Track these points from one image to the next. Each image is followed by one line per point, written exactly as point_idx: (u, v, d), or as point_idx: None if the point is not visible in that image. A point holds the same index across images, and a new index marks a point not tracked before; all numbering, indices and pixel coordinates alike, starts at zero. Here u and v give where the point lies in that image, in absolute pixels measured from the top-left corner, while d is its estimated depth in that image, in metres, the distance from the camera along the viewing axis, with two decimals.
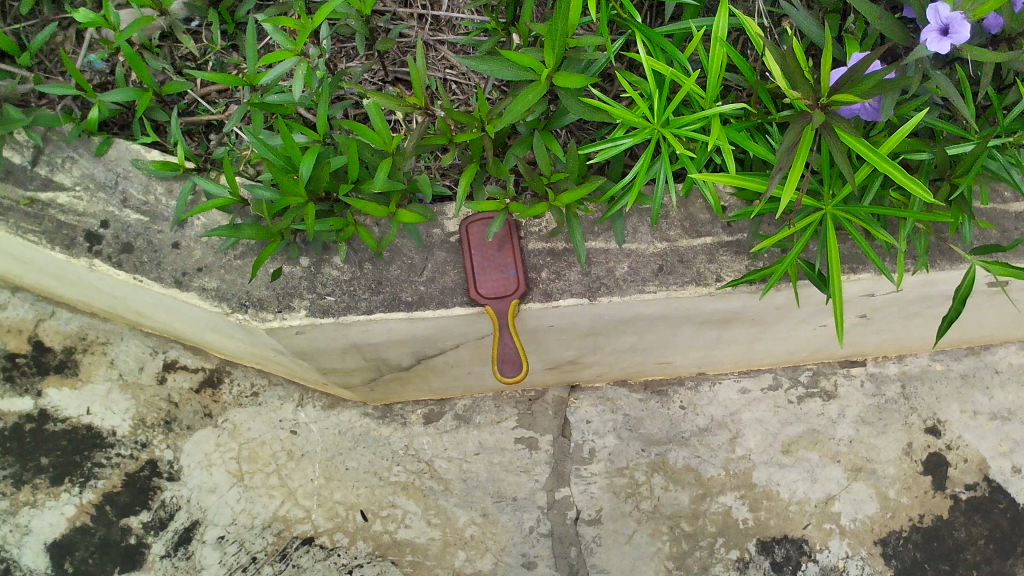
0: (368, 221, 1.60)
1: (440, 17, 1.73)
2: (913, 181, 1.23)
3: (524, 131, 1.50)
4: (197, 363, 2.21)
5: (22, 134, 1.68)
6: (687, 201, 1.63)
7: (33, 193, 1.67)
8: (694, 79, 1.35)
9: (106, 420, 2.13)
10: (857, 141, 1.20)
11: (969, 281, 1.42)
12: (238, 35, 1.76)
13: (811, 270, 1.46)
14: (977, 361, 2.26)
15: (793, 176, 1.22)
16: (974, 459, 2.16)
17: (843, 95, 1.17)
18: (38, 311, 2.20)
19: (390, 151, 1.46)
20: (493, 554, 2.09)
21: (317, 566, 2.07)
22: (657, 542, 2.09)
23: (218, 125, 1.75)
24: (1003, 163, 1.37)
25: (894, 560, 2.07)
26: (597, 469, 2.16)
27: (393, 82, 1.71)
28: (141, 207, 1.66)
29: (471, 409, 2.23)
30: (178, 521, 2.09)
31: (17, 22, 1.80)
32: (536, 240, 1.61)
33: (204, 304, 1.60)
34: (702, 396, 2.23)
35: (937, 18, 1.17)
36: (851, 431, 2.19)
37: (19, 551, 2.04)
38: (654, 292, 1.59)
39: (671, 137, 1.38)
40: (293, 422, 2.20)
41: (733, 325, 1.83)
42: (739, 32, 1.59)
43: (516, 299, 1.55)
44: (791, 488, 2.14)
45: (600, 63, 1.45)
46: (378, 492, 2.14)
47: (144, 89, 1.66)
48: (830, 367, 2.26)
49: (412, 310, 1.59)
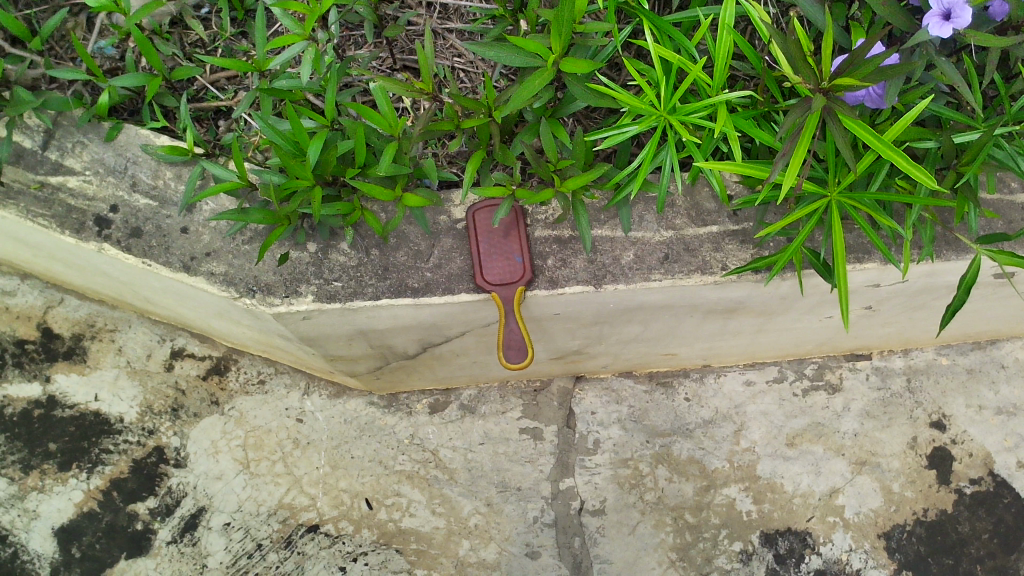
0: (375, 207, 1.61)
1: (448, 5, 1.74)
2: (918, 169, 1.23)
3: (531, 118, 1.51)
4: (204, 351, 2.22)
5: (33, 119, 1.70)
6: (693, 189, 1.63)
7: (44, 177, 1.69)
8: (700, 66, 1.36)
9: (114, 406, 2.15)
10: (860, 128, 1.22)
11: (975, 270, 1.40)
12: (247, 22, 1.78)
13: (816, 259, 1.46)
14: (983, 356, 2.25)
15: (795, 162, 1.22)
16: (979, 453, 2.16)
17: (843, 78, 1.17)
18: (47, 298, 2.22)
19: (397, 135, 1.48)
20: (497, 544, 2.10)
21: (322, 554, 2.09)
22: (660, 533, 2.10)
23: (227, 111, 1.76)
24: (1009, 152, 1.36)
25: (897, 553, 2.08)
26: (602, 460, 2.17)
27: (402, 69, 1.73)
28: (150, 192, 1.67)
29: (476, 399, 2.24)
30: (185, 507, 2.10)
31: (29, 8, 1.82)
32: (542, 228, 1.62)
33: (212, 289, 1.62)
34: (707, 388, 2.24)
35: (939, 3, 1.19)
36: (856, 424, 2.19)
37: (27, 536, 2.06)
38: (659, 280, 1.59)
39: (677, 124, 1.39)
40: (299, 410, 2.21)
41: (739, 314, 1.83)
42: (747, 22, 1.60)
43: (522, 286, 1.56)
44: (795, 481, 2.14)
45: (608, 50, 1.47)
46: (383, 481, 2.16)
47: (154, 74, 1.68)
48: (835, 360, 2.26)
49: (419, 296, 1.60)
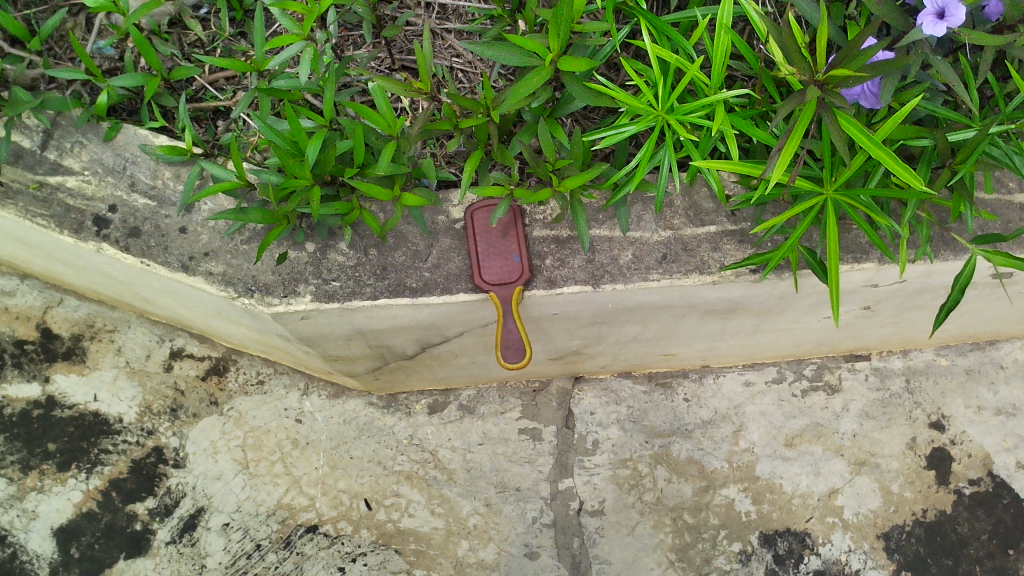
0: (373, 207, 1.61)
1: (447, 5, 1.74)
2: (908, 171, 1.24)
3: (529, 118, 1.51)
4: (203, 351, 2.22)
5: (32, 119, 1.70)
6: (691, 189, 1.63)
7: (42, 177, 1.69)
8: (698, 66, 1.36)
9: (113, 406, 2.15)
10: (853, 127, 1.22)
11: (970, 270, 1.40)
12: (246, 23, 1.78)
13: (814, 259, 1.46)
14: (983, 356, 2.25)
15: (787, 157, 1.22)
16: (978, 454, 2.16)
17: (837, 70, 1.18)
18: (47, 298, 2.22)
19: (395, 135, 1.48)
20: (496, 544, 2.10)
21: (321, 554, 2.08)
22: (659, 533, 2.10)
23: (226, 111, 1.76)
24: (1006, 150, 1.36)
25: (897, 554, 2.07)
26: (601, 460, 2.17)
27: (400, 69, 1.73)
28: (149, 192, 1.67)
29: (475, 399, 2.24)
30: (184, 508, 2.10)
31: (28, 8, 1.82)
32: (541, 227, 1.62)
33: (210, 288, 1.62)
34: (706, 389, 2.23)
35: (933, 2, 1.19)
36: (855, 425, 2.19)
37: (26, 536, 2.06)
38: (657, 280, 1.60)
39: (675, 124, 1.39)
40: (298, 410, 2.21)
41: (738, 314, 1.83)
42: (745, 22, 1.60)
43: (520, 286, 1.56)
44: (794, 482, 2.14)
45: (606, 50, 1.47)
46: (383, 481, 2.16)
47: (153, 74, 1.68)
48: (834, 361, 2.26)
49: (417, 295, 1.60)
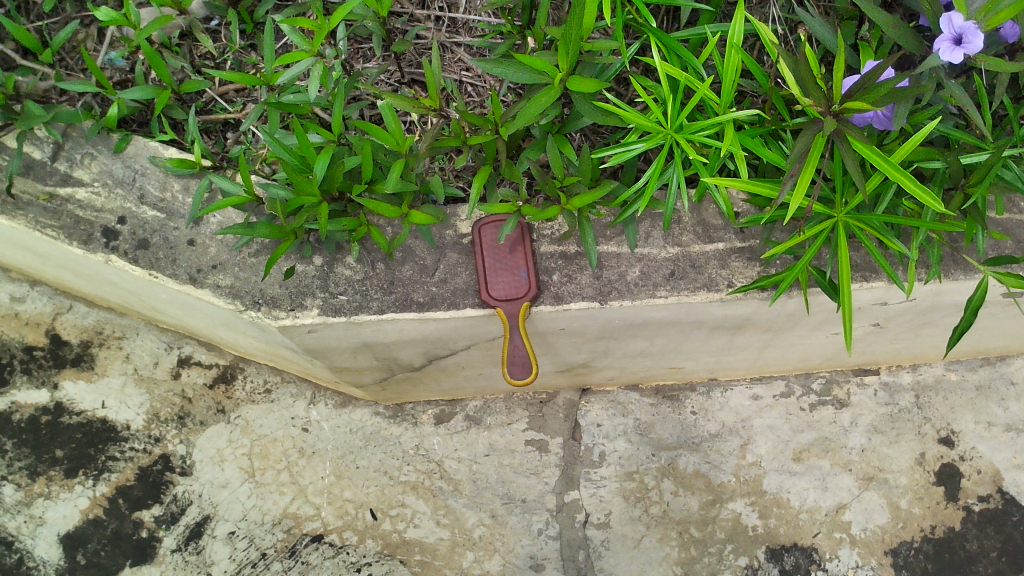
0: (381, 221, 1.61)
1: (457, 19, 1.75)
2: (925, 192, 1.23)
3: (538, 134, 1.52)
4: (211, 359, 2.23)
5: (43, 131, 1.72)
6: (700, 206, 1.63)
7: (53, 189, 1.70)
8: (708, 84, 1.35)
9: (120, 413, 2.16)
10: (867, 150, 1.22)
11: (981, 292, 1.40)
12: (257, 35, 1.78)
13: (822, 278, 1.46)
14: (992, 372, 2.24)
15: (802, 183, 1.22)
16: (988, 470, 2.14)
17: (854, 102, 1.17)
18: (56, 305, 2.23)
19: (404, 152, 1.48)
20: (501, 555, 2.09)
21: (326, 564, 2.08)
22: (665, 547, 2.08)
23: (235, 123, 1.77)
24: (1018, 173, 1.36)
25: (905, 570, 2.05)
26: (607, 473, 2.16)
27: (410, 83, 1.74)
28: (158, 204, 1.68)
29: (482, 410, 2.24)
30: (190, 515, 2.11)
31: (40, 19, 1.84)
32: (548, 243, 1.62)
33: (218, 301, 1.62)
34: (713, 402, 2.23)
35: (950, 28, 1.18)
36: (863, 440, 2.18)
37: (33, 542, 2.06)
38: (665, 297, 1.59)
39: (684, 142, 1.38)
40: (305, 419, 2.21)
41: (745, 330, 1.81)
42: (755, 38, 1.61)
43: (527, 302, 1.56)
44: (801, 496, 2.12)
45: (615, 67, 1.47)
46: (388, 492, 2.15)
47: (163, 87, 1.69)
48: (842, 375, 2.25)
49: (424, 310, 1.60)
